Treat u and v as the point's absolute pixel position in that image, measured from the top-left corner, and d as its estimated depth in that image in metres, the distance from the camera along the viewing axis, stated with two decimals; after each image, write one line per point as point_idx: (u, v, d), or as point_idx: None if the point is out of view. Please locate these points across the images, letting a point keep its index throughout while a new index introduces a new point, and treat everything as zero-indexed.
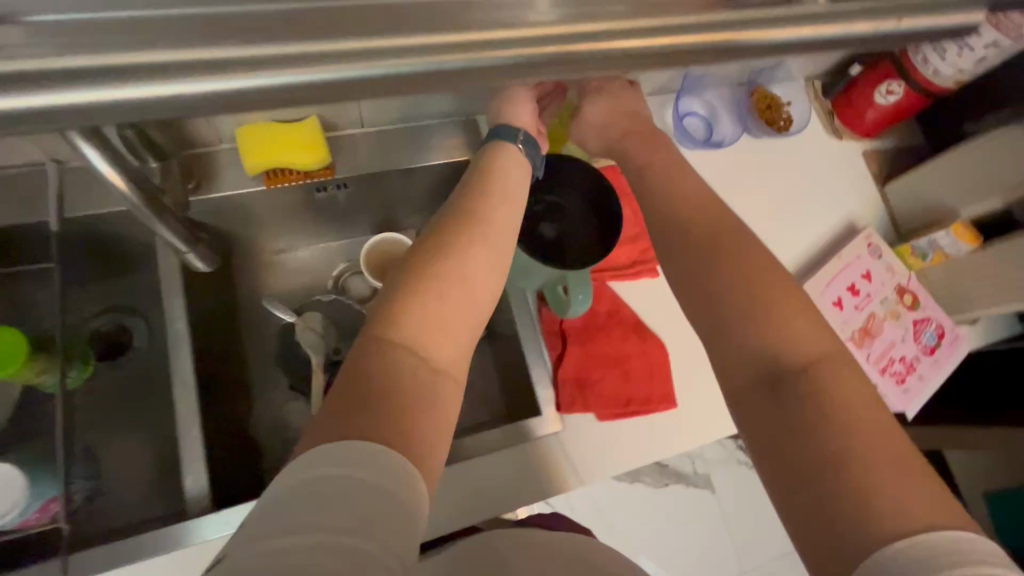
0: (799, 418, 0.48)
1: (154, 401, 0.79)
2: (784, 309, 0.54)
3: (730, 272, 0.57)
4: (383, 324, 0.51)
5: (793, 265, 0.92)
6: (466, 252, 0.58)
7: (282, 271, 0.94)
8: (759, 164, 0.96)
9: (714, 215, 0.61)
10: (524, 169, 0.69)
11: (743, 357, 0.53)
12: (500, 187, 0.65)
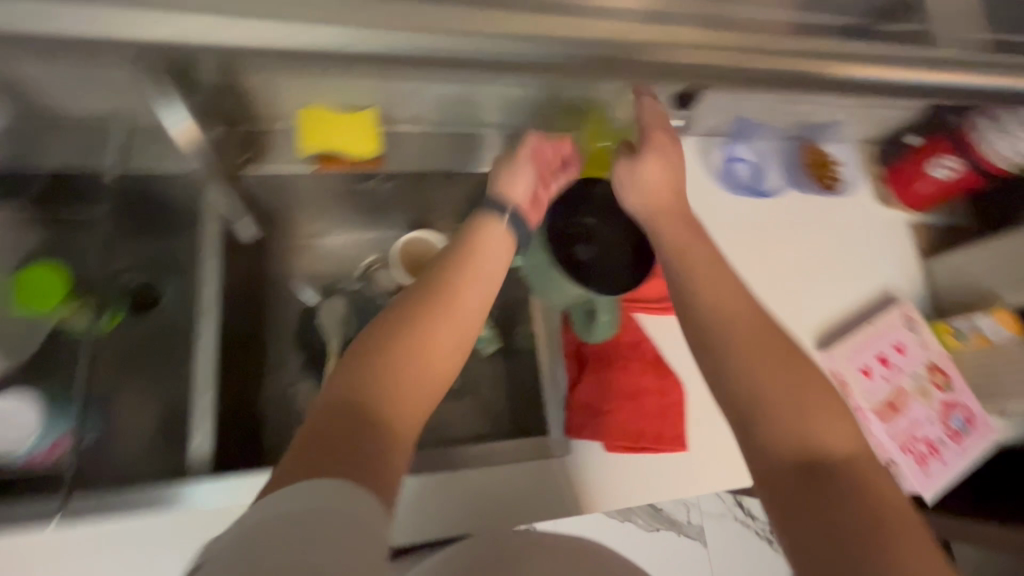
0: (836, 516, 0.49)
1: (174, 361, 0.77)
2: (818, 412, 0.55)
3: (759, 373, 0.57)
4: (343, 390, 0.49)
5: (823, 326, 0.90)
6: (435, 321, 0.55)
7: (312, 254, 0.94)
8: (803, 220, 0.95)
9: (744, 303, 0.62)
10: (508, 244, 0.64)
11: (773, 454, 0.54)
12: (481, 259, 0.61)
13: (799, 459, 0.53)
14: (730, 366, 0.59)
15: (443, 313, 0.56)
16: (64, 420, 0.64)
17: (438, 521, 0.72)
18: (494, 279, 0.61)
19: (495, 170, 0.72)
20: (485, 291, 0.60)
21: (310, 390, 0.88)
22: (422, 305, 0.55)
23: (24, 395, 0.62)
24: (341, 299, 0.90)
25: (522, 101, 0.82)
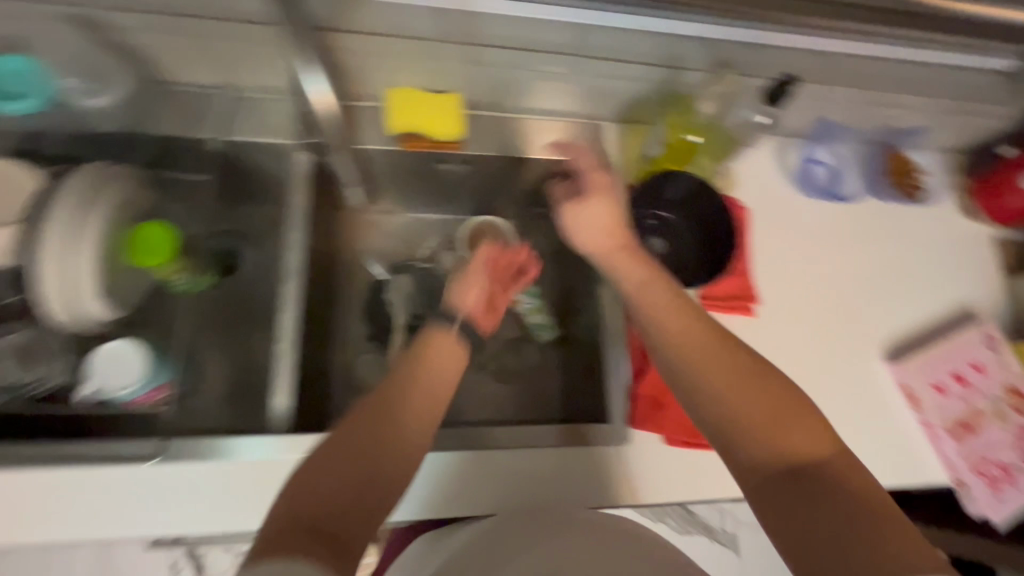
0: (820, 529, 0.47)
1: (247, 325, 0.78)
2: (789, 421, 0.52)
3: (719, 383, 0.55)
4: (291, 498, 0.46)
5: (895, 337, 0.88)
6: (383, 418, 0.52)
7: (383, 231, 0.96)
8: (880, 227, 0.92)
9: (689, 321, 0.59)
10: (461, 354, 0.62)
11: (757, 471, 0.52)
12: (434, 363, 0.59)
13: (781, 471, 0.51)
14: (691, 383, 0.56)
15: (392, 415, 0.53)
16: (164, 370, 0.67)
17: (496, 497, 0.74)
18: (447, 381, 0.59)
19: (444, 300, 0.69)
20: (441, 390, 0.57)
21: (374, 361, 0.90)
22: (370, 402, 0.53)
23: (133, 343, 0.65)
24: (408, 277, 0.93)
25: (604, 90, 0.82)
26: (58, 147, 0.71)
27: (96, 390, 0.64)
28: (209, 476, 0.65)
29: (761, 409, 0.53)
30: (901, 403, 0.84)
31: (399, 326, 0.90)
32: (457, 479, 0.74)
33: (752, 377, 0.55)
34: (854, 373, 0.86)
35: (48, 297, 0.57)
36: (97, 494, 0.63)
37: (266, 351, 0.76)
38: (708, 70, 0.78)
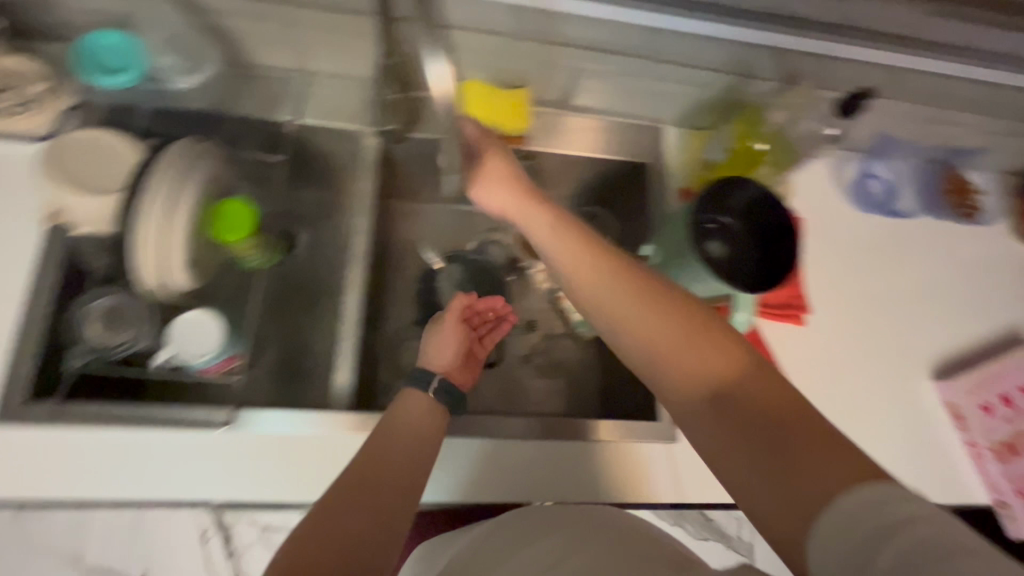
0: (744, 451, 0.43)
1: (302, 303, 0.79)
2: (698, 338, 0.48)
3: (632, 315, 0.52)
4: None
5: (944, 355, 0.88)
6: (357, 486, 0.49)
7: (438, 220, 0.98)
8: (935, 244, 0.92)
9: (593, 256, 0.55)
10: (437, 420, 0.58)
11: (680, 400, 0.48)
12: (403, 437, 0.55)
13: (699, 398, 0.47)
14: (609, 317, 0.53)
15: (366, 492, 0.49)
16: (236, 341, 0.70)
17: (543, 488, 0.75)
18: (424, 445, 0.55)
19: (421, 355, 0.69)
20: (418, 452, 0.54)
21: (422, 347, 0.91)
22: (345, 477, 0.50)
23: (211, 313, 0.68)
24: (459, 266, 0.94)
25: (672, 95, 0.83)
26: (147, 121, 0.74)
27: (173, 356, 0.67)
28: (269, 448, 0.67)
29: (667, 329, 0.50)
30: (945, 421, 0.85)
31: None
32: (499, 459, 0.75)
33: (658, 309, 0.51)
34: (901, 388, 0.86)
35: (142, 265, 0.60)
36: (166, 453, 0.65)
37: (321, 331, 0.78)
38: (778, 79, 0.79)
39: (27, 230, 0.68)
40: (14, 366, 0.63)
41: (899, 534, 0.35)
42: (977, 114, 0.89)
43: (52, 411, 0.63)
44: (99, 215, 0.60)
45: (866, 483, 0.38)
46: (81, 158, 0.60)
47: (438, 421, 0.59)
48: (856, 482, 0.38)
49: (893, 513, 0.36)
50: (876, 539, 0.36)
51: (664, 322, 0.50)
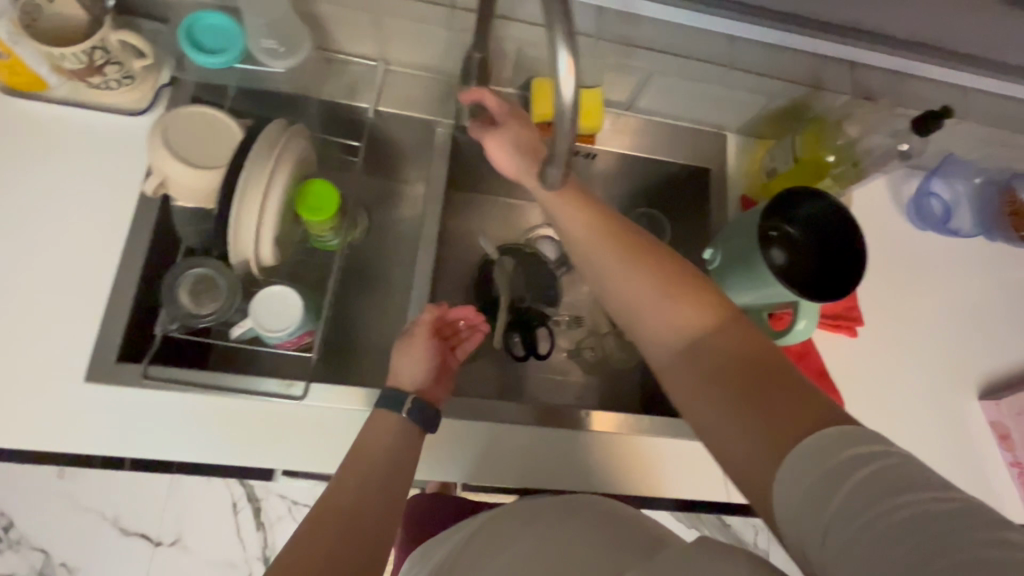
0: (715, 397, 0.49)
1: (358, 285, 0.89)
2: (678, 297, 0.54)
3: (628, 273, 0.57)
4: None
5: (993, 375, 0.87)
6: (337, 515, 0.53)
7: (494, 212, 1.00)
8: (988, 265, 0.92)
9: (593, 217, 0.61)
10: (412, 441, 0.62)
11: (662, 355, 0.54)
12: (377, 455, 0.59)
13: (679, 352, 0.53)
14: (607, 275, 0.59)
15: (347, 519, 0.53)
16: (311, 318, 0.72)
17: (591, 478, 0.76)
18: (401, 471, 0.59)
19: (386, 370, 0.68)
20: (393, 478, 0.58)
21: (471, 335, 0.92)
22: (318, 512, 0.53)
23: (291, 291, 0.70)
24: (512, 258, 0.93)
25: (741, 103, 0.84)
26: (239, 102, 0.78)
27: (253, 330, 0.69)
28: (331, 421, 0.70)
29: (660, 285, 0.55)
30: (990, 440, 0.84)
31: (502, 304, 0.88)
32: (543, 445, 0.76)
33: (643, 272, 0.57)
34: (949, 404, 0.85)
35: (243, 241, 0.63)
36: (239, 421, 0.68)
37: (374, 314, 0.88)
38: (851, 94, 0.80)
39: (128, 200, 0.73)
40: (109, 326, 0.66)
41: (850, 476, 0.39)
42: None
43: (138, 375, 0.66)
44: (205, 190, 0.64)
45: (829, 428, 0.42)
46: (191, 135, 0.64)
47: (414, 448, 0.62)
48: (819, 428, 0.43)
49: (848, 454, 0.40)
50: (828, 488, 0.40)
51: (653, 284, 0.56)
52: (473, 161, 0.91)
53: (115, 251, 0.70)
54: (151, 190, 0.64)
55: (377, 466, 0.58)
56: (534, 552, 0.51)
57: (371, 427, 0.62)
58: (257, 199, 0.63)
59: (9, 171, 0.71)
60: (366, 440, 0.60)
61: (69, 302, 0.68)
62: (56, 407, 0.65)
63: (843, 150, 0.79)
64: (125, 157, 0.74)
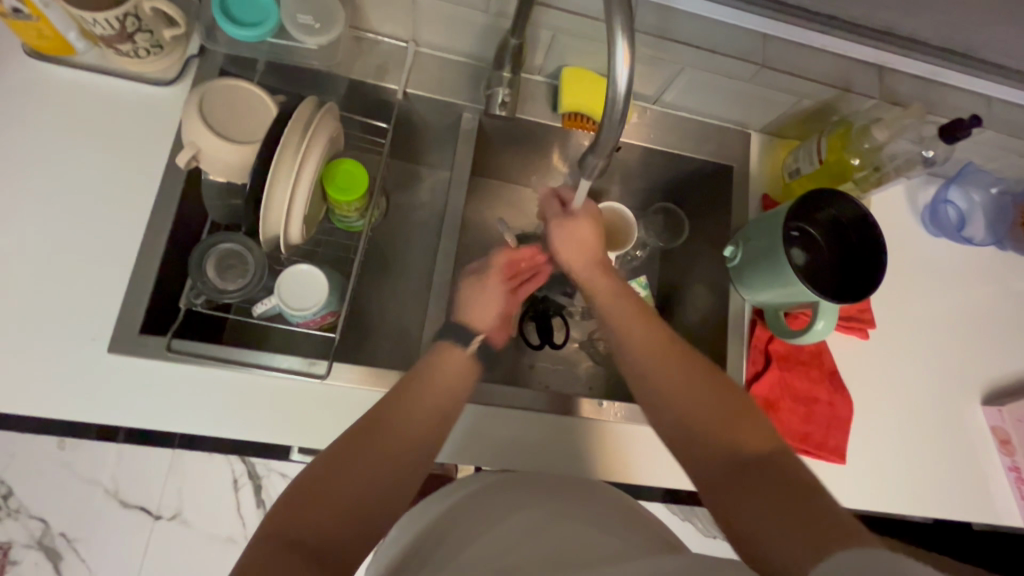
0: (753, 512, 0.49)
1: (375, 267, 0.89)
2: (734, 420, 0.56)
3: (675, 382, 0.60)
4: (293, 509, 0.47)
5: (996, 382, 0.89)
6: (385, 433, 0.54)
7: (512, 199, 1.00)
8: (996, 274, 0.94)
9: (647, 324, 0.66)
10: (465, 382, 0.62)
11: (709, 466, 0.55)
12: (434, 386, 0.59)
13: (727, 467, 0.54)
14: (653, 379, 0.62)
15: (394, 443, 0.54)
16: (336, 297, 0.72)
17: (603, 465, 0.77)
18: (452, 406, 0.60)
19: (460, 300, 0.71)
20: (444, 412, 0.59)
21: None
22: (367, 421, 0.54)
23: (317, 271, 0.70)
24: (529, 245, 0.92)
25: (769, 102, 0.84)
26: (267, 77, 0.77)
27: (278, 307, 0.70)
28: (350, 401, 0.70)
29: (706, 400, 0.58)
30: (991, 446, 0.86)
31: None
32: (556, 432, 0.77)
33: (702, 389, 0.59)
34: (953, 408, 0.87)
35: (273, 218, 0.63)
36: (260, 396, 0.68)
37: (391, 296, 0.88)
38: (879, 98, 0.81)
39: (153, 170, 0.72)
40: (132, 295, 0.66)
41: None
42: None
43: (162, 348, 0.65)
44: (240, 162, 0.64)
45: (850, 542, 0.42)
46: (224, 106, 0.64)
47: (464, 378, 0.63)
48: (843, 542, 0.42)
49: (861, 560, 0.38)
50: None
51: (708, 402, 0.58)
52: (497, 148, 0.90)
53: (140, 220, 0.70)
54: (184, 163, 0.62)
55: (430, 398, 0.58)
56: (532, 524, 0.50)
57: (431, 362, 0.61)
58: (290, 171, 0.62)
59: (33, 134, 0.70)
60: (424, 373, 0.60)
61: (90, 269, 0.67)
62: (77, 374, 0.64)
63: (870, 153, 0.79)
64: (151, 126, 0.74)
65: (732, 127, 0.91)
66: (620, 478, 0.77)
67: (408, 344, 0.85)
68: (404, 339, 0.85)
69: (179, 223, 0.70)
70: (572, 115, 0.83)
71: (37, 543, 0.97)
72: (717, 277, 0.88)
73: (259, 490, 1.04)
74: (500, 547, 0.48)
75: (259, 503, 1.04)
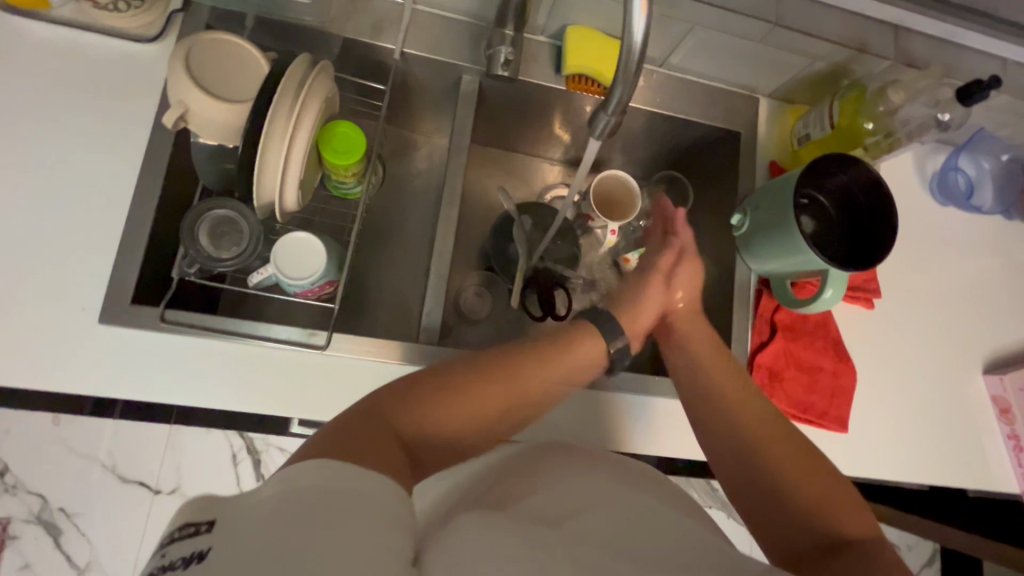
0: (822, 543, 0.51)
1: (373, 237, 0.87)
2: (797, 453, 0.55)
3: (775, 459, 0.55)
4: (405, 406, 0.47)
5: (997, 351, 0.89)
6: (508, 378, 0.54)
7: (513, 168, 0.97)
8: (1001, 241, 0.93)
9: (749, 397, 0.60)
10: (599, 358, 0.64)
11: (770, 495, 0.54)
12: (572, 354, 0.61)
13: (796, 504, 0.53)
14: (748, 462, 0.56)
15: (510, 394, 0.53)
16: (334, 267, 0.70)
17: (609, 437, 0.76)
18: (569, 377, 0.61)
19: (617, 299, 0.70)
20: (558, 379, 0.59)
21: (482, 292, 0.89)
22: (502, 360, 0.55)
23: (315, 240, 0.68)
24: (530, 216, 0.89)
25: (781, 64, 0.81)
26: (257, 35, 0.74)
27: (275, 277, 0.68)
28: (350, 372, 0.69)
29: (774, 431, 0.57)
30: (990, 414, 0.86)
31: (522, 265, 0.85)
32: (563, 404, 0.76)
33: (768, 417, 0.58)
34: (954, 377, 0.87)
35: (265, 184, 0.61)
36: (257, 367, 0.67)
37: (390, 267, 0.86)
38: (894, 59, 0.79)
39: (137, 133, 0.68)
40: (121, 265, 0.63)
41: None
42: None
43: (156, 319, 0.63)
44: (232, 122, 0.61)
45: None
46: (213, 63, 0.61)
47: (595, 360, 0.64)
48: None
49: None
50: None
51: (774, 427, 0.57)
52: (499, 113, 0.87)
53: (127, 186, 0.67)
54: (170, 122, 0.58)
55: (565, 359, 0.60)
56: (566, 498, 0.49)
57: (571, 327, 0.64)
58: (283, 133, 0.59)
59: (6, 93, 0.66)
60: (567, 336, 0.62)
61: (76, 237, 0.64)
62: (69, 346, 0.62)
63: (885, 118, 0.77)
64: (135, 87, 0.70)
65: (740, 91, 0.88)
66: (626, 449, 0.76)
67: (407, 316, 0.83)
68: (404, 310, 0.83)
69: (167, 190, 0.67)
70: (577, 77, 0.80)
71: (36, 518, 0.97)
72: (724, 246, 0.86)
73: (257, 465, 1.05)
74: (541, 502, 0.48)
75: (259, 476, 1.04)
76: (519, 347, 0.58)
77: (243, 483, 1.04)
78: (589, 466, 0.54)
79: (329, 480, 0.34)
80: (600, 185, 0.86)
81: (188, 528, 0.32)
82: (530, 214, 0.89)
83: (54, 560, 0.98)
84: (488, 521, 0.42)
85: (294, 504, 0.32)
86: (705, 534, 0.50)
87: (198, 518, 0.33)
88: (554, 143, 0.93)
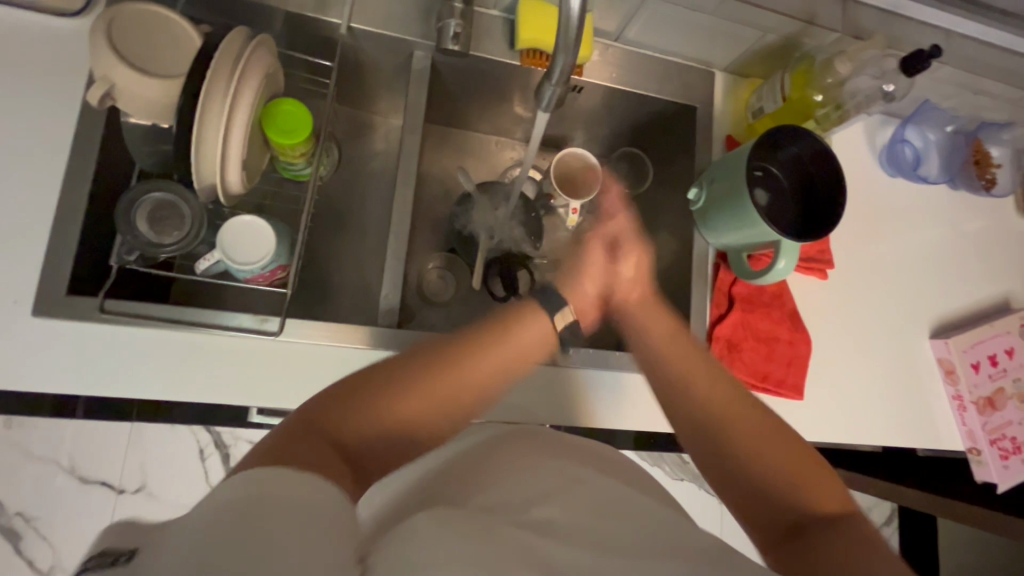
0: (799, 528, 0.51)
1: (330, 221, 0.84)
2: (761, 439, 0.55)
3: (747, 447, 0.55)
4: (332, 409, 0.44)
5: (944, 316, 0.93)
6: (450, 366, 0.51)
7: (472, 147, 0.95)
8: (948, 209, 0.97)
9: (707, 372, 0.60)
10: (545, 342, 0.60)
11: (742, 474, 0.55)
12: (518, 337, 0.57)
13: (769, 483, 0.54)
14: (717, 446, 0.56)
15: (446, 394, 0.50)
16: (284, 250, 0.68)
17: (573, 413, 0.77)
18: (519, 363, 0.57)
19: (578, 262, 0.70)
20: (508, 363, 0.55)
21: (444, 274, 0.88)
22: (435, 352, 0.52)
23: (264, 222, 0.65)
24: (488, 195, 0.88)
25: (733, 37, 0.82)
26: (193, 9, 0.70)
27: (222, 263, 0.65)
28: (307, 358, 0.68)
29: (734, 416, 0.57)
30: (937, 376, 0.90)
31: (482, 244, 0.84)
32: (526, 385, 0.75)
33: (726, 402, 0.58)
34: (905, 342, 0.90)
35: (202, 162, 0.58)
36: (208, 356, 0.65)
37: (347, 251, 0.84)
38: (841, 32, 0.81)
39: (65, 114, 0.65)
40: (54, 256, 0.60)
41: None
42: (1006, 85, 0.93)
43: (95, 308, 0.60)
44: (163, 100, 0.58)
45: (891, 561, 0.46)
46: (138, 37, 0.57)
47: (547, 344, 0.61)
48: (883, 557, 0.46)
49: None
50: None
51: (739, 407, 0.57)
52: (455, 91, 0.86)
53: (55, 170, 0.63)
54: (96, 101, 0.56)
55: (502, 348, 0.56)
56: (531, 488, 0.48)
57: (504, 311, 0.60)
58: (221, 108, 0.57)
59: None
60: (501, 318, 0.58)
61: (3, 227, 0.61)
62: (3, 342, 0.59)
63: (834, 89, 0.79)
64: (61, 64, 0.66)
65: (696, 65, 0.88)
66: (590, 425, 0.77)
67: (366, 300, 0.81)
68: (364, 294, 0.82)
69: (103, 174, 0.64)
70: (530, 51, 0.78)
71: None
72: (683, 221, 0.87)
73: (225, 460, 1.03)
74: (510, 493, 0.47)
75: (229, 471, 1.03)
76: (455, 334, 0.55)
77: (212, 478, 1.02)
78: (558, 456, 0.54)
79: (257, 492, 0.34)
80: (560, 163, 0.85)
81: (109, 556, 0.32)
82: (488, 193, 0.88)
83: (16, 565, 0.96)
84: (448, 516, 0.41)
85: (232, 516, 0.32)
86: (664, 512, 0.50)
87: (115, 550, 0.32)
88: (513, 122, 0.92)
